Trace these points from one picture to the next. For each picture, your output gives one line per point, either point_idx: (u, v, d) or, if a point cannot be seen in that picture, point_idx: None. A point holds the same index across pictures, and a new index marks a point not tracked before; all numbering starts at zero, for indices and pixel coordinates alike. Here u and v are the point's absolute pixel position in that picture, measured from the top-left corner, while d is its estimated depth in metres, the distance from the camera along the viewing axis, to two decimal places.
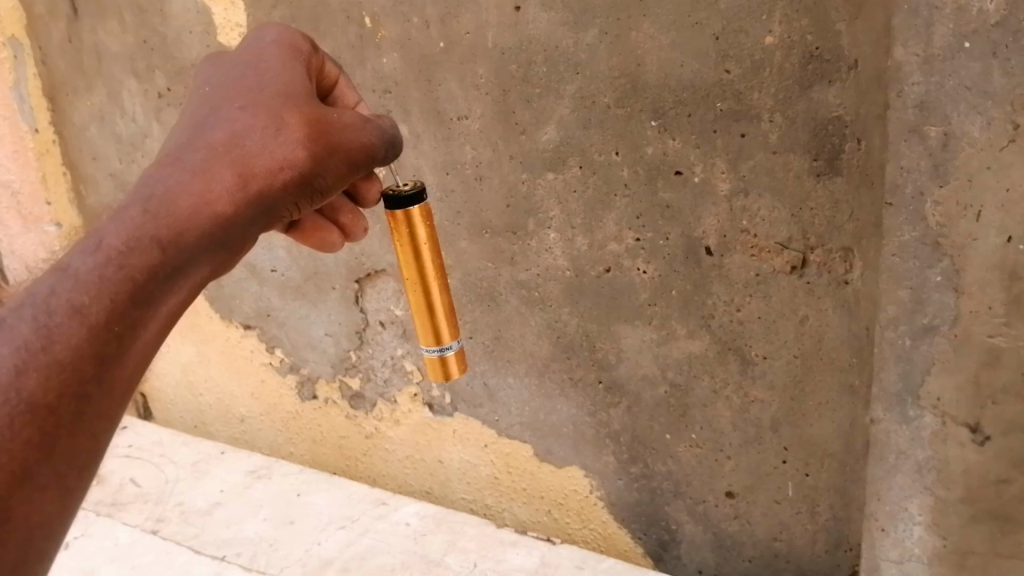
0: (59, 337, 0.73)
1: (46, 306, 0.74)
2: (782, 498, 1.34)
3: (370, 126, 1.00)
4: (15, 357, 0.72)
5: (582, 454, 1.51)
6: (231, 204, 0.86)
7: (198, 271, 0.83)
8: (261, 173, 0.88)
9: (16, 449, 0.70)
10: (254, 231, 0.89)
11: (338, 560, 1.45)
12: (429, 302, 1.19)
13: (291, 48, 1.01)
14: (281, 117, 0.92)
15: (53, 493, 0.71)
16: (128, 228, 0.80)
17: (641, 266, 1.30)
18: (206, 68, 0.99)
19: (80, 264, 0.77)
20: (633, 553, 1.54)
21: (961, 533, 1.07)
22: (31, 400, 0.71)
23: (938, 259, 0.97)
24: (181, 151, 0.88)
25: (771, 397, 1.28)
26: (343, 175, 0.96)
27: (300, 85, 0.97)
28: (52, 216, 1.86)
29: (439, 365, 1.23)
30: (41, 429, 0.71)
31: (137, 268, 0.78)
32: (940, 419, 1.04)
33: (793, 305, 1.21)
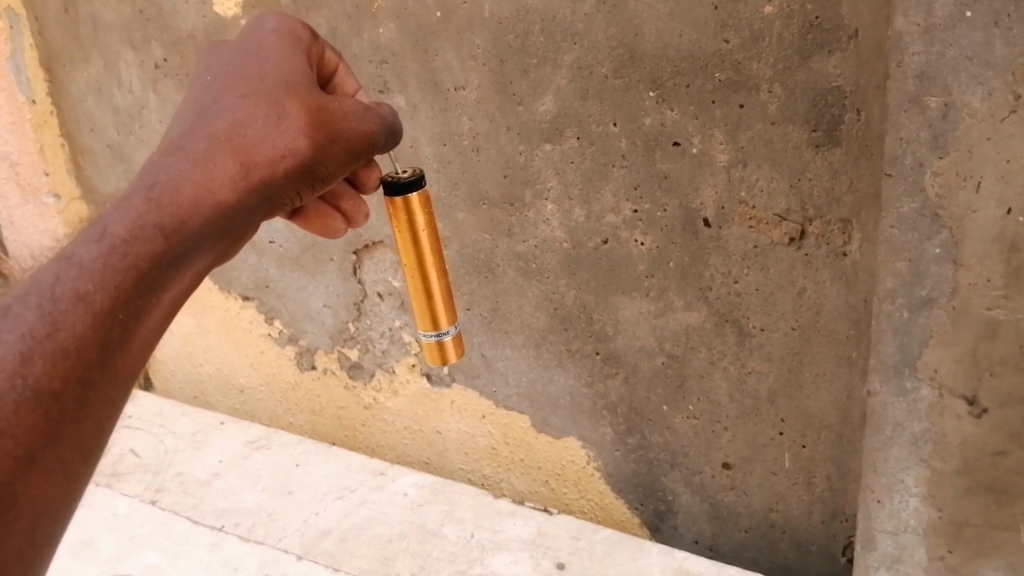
0: (63, 324, 0.72)
1: (51, 294, 0.74)
2: (778, 469, 1.35)
3: (372, 113, 1.00)
4: (20, 344, 0.71)
5: (579, 425, 1.51)
6: (233, 192, 0.85)
7: (200, 259, 0.83)
8: (263, 162, 0.88)
9: (21, 435, 0.69)
10: (256, 219, 0.89)
11: (336, 530, 1.46)
12: (428, 287, 1.18)
13: (292, 36, 1.00)
14: (282, 105, 0.91)
15: (59, 478, 0.70)
16: (131, 217, 0.79)
17: (639, 237, 1.29)
18: (207, 56, 0.99)
19: (85, 252, 0.77)
20: (629, 523, 1.55)
21: (957, 505, 1.08)
22: (36, 386, 0.70)
23: (937, 231, 0.97)
24: (183, 140, 0.87)
25: (768, 369, 1.28)
26: (344, 163, 0.95)
27: (302, 72, 0.96)
28: (50, 188, 1.86)
29: (436, 349, 1.23)
30: (46, 416, 0.70)
31: (141, 255, 0.78)
32: (937, 391, 1.05)
33: (790, 277, 1.21)
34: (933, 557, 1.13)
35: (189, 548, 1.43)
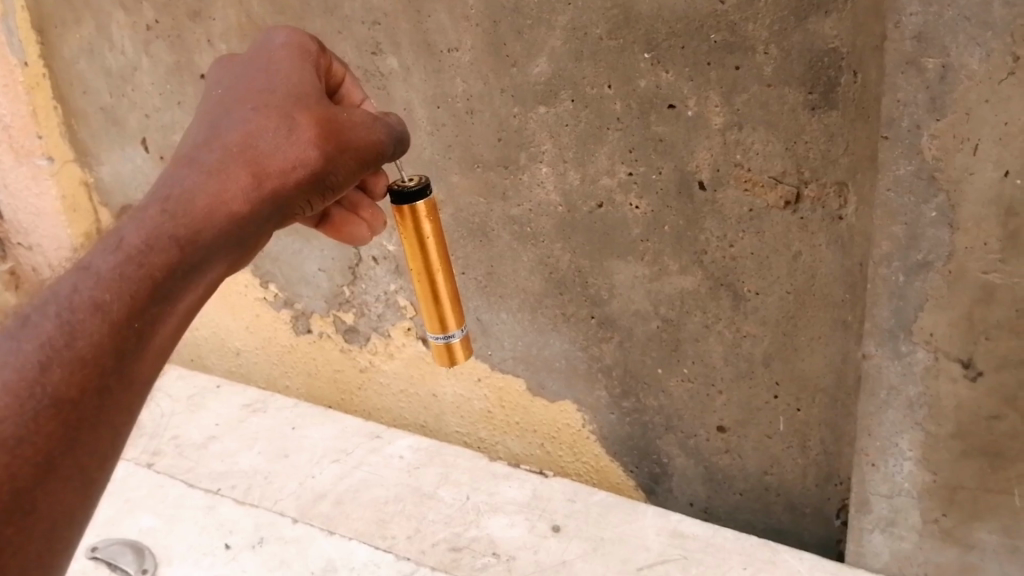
0: (81, 334, 0.74)
1: (69, 304, 0.76)
2: (772, 432, 1.36)
3: (381, 122, 1.00)
4: (39, 353, 0.73)
5: (574, 388, 1.52)
6: (246, 203, 0.87)
7: (213, 269, 0.85)
8: (274, 172, 0.89)
9: (40, 442, 0.70)
10: (268, 228, 0.90)
11: (331, 493, 1.47)
12: (435, 289, 1.20)
13: (301, 48, 1.00)
14: (292, 116, 0.92)
15: (77, 483, 0.72)
16: (147, 228, 0.81)
17: (634, 201, 1.28)
18: (218, 67, 0.99)
19: (102, 262, 0.79)
20: (624, 486, 1.56)
21: (952, 468, 1.10)
22: (55, 394, 0.72)
23: (934, 194, 0.96)
24: (197, 151, 0.89)
25: (762, 332, 1.28)
26: (354, 172, 0.96)
27: (312, 84, 0.97)
28: (43, 150, 1.82)
29: (444, 351, 1.25)
30: (65, 423, 0.72)
31: (156, 266, 0.80)
32: (932, 354, 1.05)
33: (786, 240, 1.20)
34: (928, 520, 1.16)
35: (184, 512, 1.44)
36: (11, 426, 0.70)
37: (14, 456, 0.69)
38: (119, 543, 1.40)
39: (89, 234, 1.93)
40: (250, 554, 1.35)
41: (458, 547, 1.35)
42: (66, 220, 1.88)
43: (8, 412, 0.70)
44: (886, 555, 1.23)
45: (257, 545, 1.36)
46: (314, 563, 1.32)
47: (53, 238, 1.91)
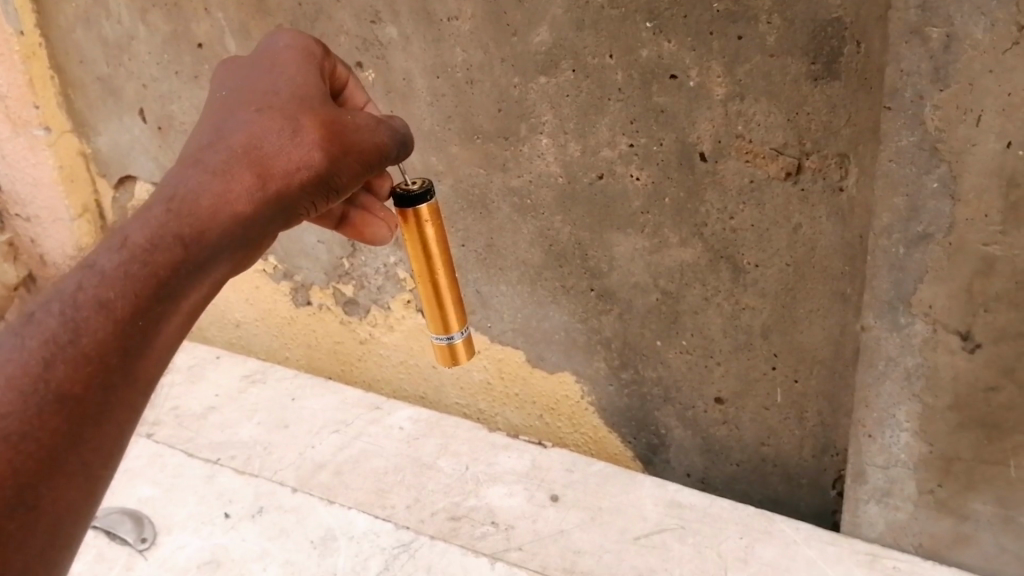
0: (85, 330, 0.75)
1: (73, 301, 0.76)
2: (770, 404, 1.36)
3: (384, 126, 0.98)
4: (43, 350, 0.73)
5: (573, 360, 1.52)
6: (250, 205, 0.85)
7: (217, 269, 0.84)
8: (279, 174, 0.87)
9: (44, 437, 0.71)
10: (273, 231, 0.89)
11: (331, 463, 1.48)
12: (438, 296, 1.22)
13: (305, 52, 1.00)
14: (297, 118, 0.90)
15: (81, 479, 0.73)
16: (151, 226, 0.80)
17: (634, 172, 1.28)
18: (222, 69, 0.99)
19: (106, 261, 0.78)
20: (622, 456, 1.58)
21: (948, 439, 1.11)
22: (59, 390, 0.73)
23: (936, 165, 0.96)
24: (201, 151, 0.87)
25: (761, 304, 1.29)
26: (357, 175, 0.94)
27: (316, 87, 0.96)
28: (41, 120, 1.80)
29: (447, 351, 1.27)
30: (69, 420, 0.73)
31: (160, 265, 0.79)
32: (931, 326, 1.06)
33: (786, 213, 1.20)
34: (923, 491, 1.17)
35: (183, 480, 1.45)
36: (14, 421, 0.71)
37: (17, 451, 0.70)
38: (118, 511, 1.40)
39: (87, 205, 1.92)
40: (249, 523, 1.36)
41: (458, 516, 1.36)
42: (63, 190, 1.87)
43: (11, 407, 0.71)
44: (882, 526, 1.24)
45: (257, 514, 1.37)
46: (314, 531, 1.33)
47: (51, 209, 1.91)
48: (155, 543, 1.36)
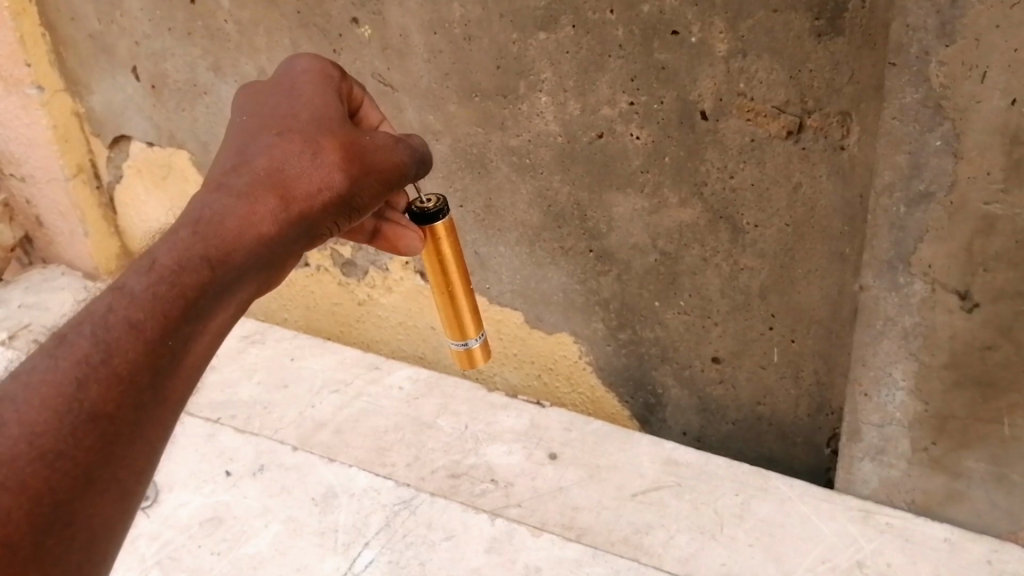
0: (117, 350, 0.72)
1: (104, 322, 0.73)
2: (767, 363, 1.37)
3: (402, 145, 0.97)
4: (75, 370, 0.70)
5: (571, 321, 1.53)
6: (274, 226, 0.84)
7: (243, 290, 0.82)
8: (302, 196, 0.87)
9: (80, 455, 0.69)
10: (296, 251, 0.87)
11: (331, 423, 1.48)
12: (455, 307, 1.25)
13: (323, 74, 0.98)
14: (317, 141, 0.90)
15: (113, 496, 0.70)
16: (178, 248, 0.78)
17: (634, 131, 1.27)
18: (240, 95, 0.97)
19: (135, 282, 0.75)
20: (620, 416, 1.59)
21: (943, 398, 1.12)
22: (92, 409, 0.70)
23: (939, 123, 0.95)
24: (225, 175, 0.86)
25: (760, 265, 1.28)
26: (377, 195, 0.94)
27: (334, 109, 0.95)
28: (32, 80, 1.76)
29: (464, 355, 1.30)
30: (102, 439, 0.70)
31: (189, 286, 0.77)
32: (929, 286, 1.06)
33: (786, 172, 1.19)
34: (917, 449, 1.19)
35: (184, 438, 1.46)
36: (48, 440, 0.68)
37: (52, 468, 0.68)
38: None
39: (81, 164, 1.89)
40: (250, 481, 1.37)
41: (457, 474, 1.37)
42: (58, 150, 1.83)
43: (45, 427, 0.68)
44: (875, 483, 1.25)
45: (257, 472, 1.38)
46: (314, 489, 1.34)
47: (45, 169, 1.87)
48: (156, 501, 1.37)
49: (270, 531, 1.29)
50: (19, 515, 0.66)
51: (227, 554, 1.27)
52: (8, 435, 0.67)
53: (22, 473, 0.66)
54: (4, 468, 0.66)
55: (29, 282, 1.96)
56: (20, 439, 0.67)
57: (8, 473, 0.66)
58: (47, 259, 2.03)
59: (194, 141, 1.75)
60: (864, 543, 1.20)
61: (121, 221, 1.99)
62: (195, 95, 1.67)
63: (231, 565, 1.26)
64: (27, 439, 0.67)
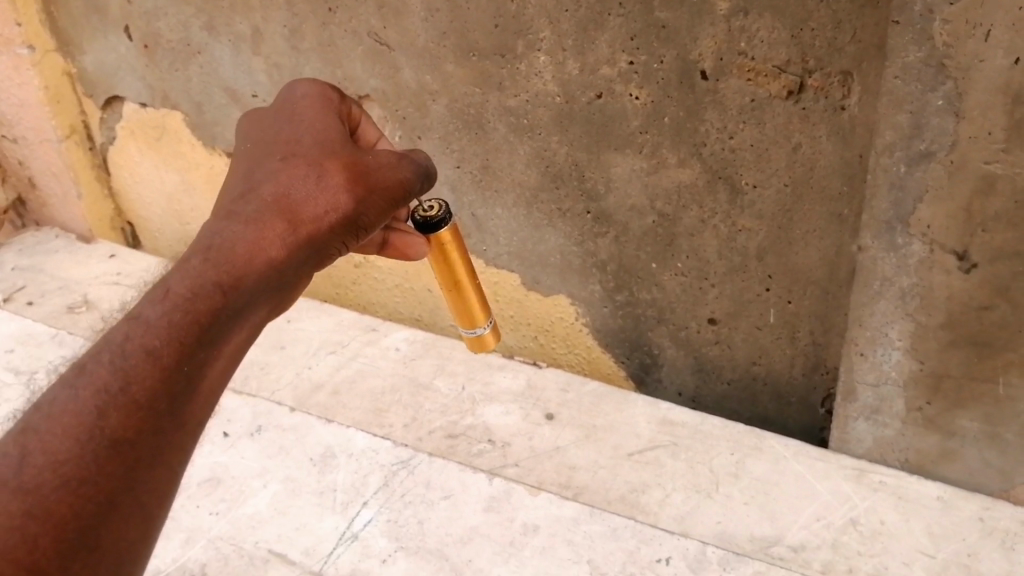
0: (135, 378, 0.77)
1: (121, 351, 0.78)
2: (763, 324, 1.38)
3: (406, 161, 1.00)
4: (95, 399, 0.76)
5: (569, 282, 1.53)
6: (283, 249, 0.89)
7: (256, 313, 0.87)
8: (309, 219, 0.91)
9: (102, 481, 0.74)
10: (307, 273, 0.92)
11: (328, 383, 1.49)
12: (465, 299, 1.26)
13: (323, 98, 1.03)
14: (321, 164, 0.94)
15: (136, 520, 0.76)
16: (191, 276, 0.83)
17: (634, 91, 1.26)
18: (246, 124, 1.02)
19: (150, 311, 0.81)
20: (615, 376, 1.60)
21: (939, 357, 1.13)
22: (112, 436, 0.75)
23: (942, 82, 0.96)
24: (234, 203, 0.91)
25: (758, 226, 1.28)
26: (384, 212, 0.96)
27: (336, 132, 0.99)
28: (23, 39, 1.74)
29: (476, 342, 1.31)
30: (124, 464, 0.75)
31: (202, 312, 0.82)
32: (928, 247, 1.06)
33: (786, 132, 1.19)
34: (912, 408, 1.20)
35: None
36: (71, 468, 0.74)
37: (76, 495, 0.73)
38: None
39: (74, 125, 1.87)
40: (248, 442, 1.38)
41: (455, 435, 1.38)
42: (50, 111, 1.81)
43: (68, 455, 0.74)
44: (869, 442, 1.27)
45: (255, 433, 1.39)
46: (313, 450, 1.35)
47: (37, 130, 1.85)
48: None
49: (269, 491, 1.30)
50: (46, 542, 0.71)
51: (226, 513, 1.28)
52: (34, 464, 0.73)
53: (48, 500, 0.72)
54: (30, 496, 0.72)
55: (23, 244, 1.96)
56: (45, 468, 0.73)
57: (34, 500, 0.72)
58: (40, 221, 2.02)
59: (189, 101, 1.73)
60: (857, 501, 1.22)
61: (114, 183, 1.98)
62: (189, 55, 1.65)
63: (230, 524, 1.27)
64: (51, 468, 0.73)
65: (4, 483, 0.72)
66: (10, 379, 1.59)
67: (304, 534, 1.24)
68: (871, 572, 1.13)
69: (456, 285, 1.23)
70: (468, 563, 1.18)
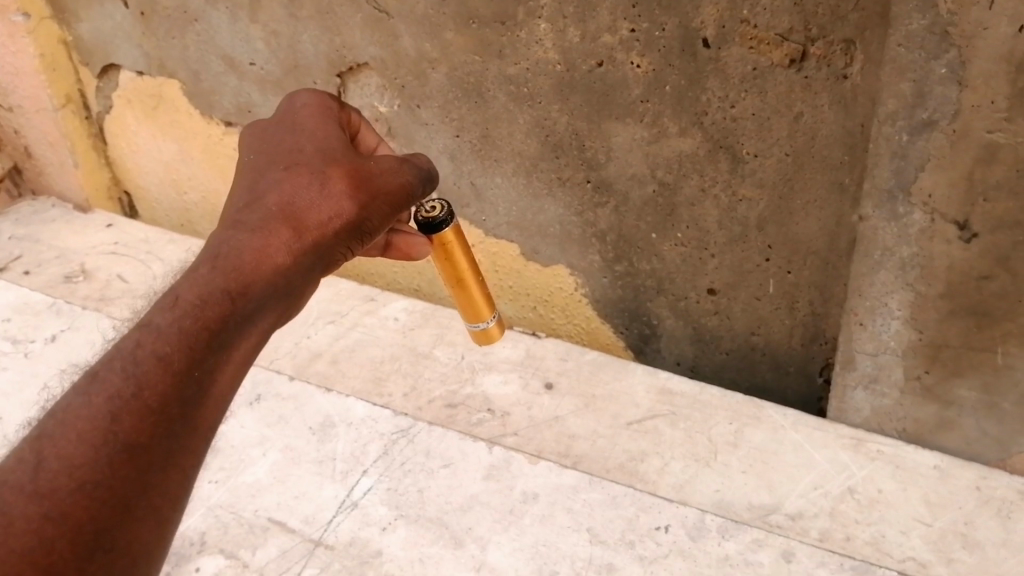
0: (146, 384, 0.81)
1: (133, 357, 0.82)
2: (762, 295, 1.38)
3: (408, 165, 1.05)
4: (109, 405, 0.79)
5: (568, 253, 1.53)
6: (289, 255, 0.93)
7: (265, 318, 0.91)
8: (314, 225, 0.95)
9: (116, 485, 0.77)
10: (314, 278, 0.96)
11: (328, 352, 1.49)
12: (472, 298, 1.31)
13: (322, 107, 1.07)
14: (324, 173, 0.98)
15: (151, 523, 0.79)
16: (200, 284, 0.88)
17: (635, 60, 1.25)
18: (248, 136, 1.06)
19: (161, 318, 0.85)
20: (614, 346, 1.61)
21: (938, 327, 1.14)
22: (126, 440, 0.78)
23: (945, 50, 0.95)
24: (241, 212, 0.96)
25: (759, 196, 1.28)
26: (387, 217, 1.01)
27: (337, 140, 1.03)
28: (18, 5, 1.72)
29: (481, 333, 1.38)
30: (137, 468, 0.78)
31: (211, 317, 0.86)
32: (929, 216, 1.06)
33: (788, 101, 1.18)
34: (910, 377, 1.21)
35: None
36: (86, 472, 0.76)
37: (91, 498, 0.76)
38: None
39: (70, 94, 1.86)
40: (248, 411, 1.39)
41: (454, 404, 1.38)
42: (46, 79, 1.80)
43: (83, 459, 0.77)
44: (867, 411, 1.28)
45: (254, 402, 1.40)
46: (313, 418, 1.36)
47: (32, 99, 1.83)
48: None
49: (268, 459, 1.31)
50: (63, 544, 0.74)
51: (227, 482, 1.29)
52: (50, 468, 0.76)
53: (64, 503, 0.75)
54: (46, 500, 0.75)
55: (19, 215, 1.95)
56: (61, 472, 0.76)
57: (51, 504, 0.74)
58: (37, 191, 2.02)
59: (185, 70, 1.72)
60: (854, 469, 1.23)
61: (111, 153, 1.96)
62: (186, 22, 1.64)
63: (230, 492, 1.28)
64: (66, 472, 0.76)
65: (20, 487, 0.75)
66: (8, 348, 1.60)
67: (305, 501, 1.25)
68: (868, 541, 1.15)
69: (465, 287, 1.28)
70: (469, 530, 1.19)
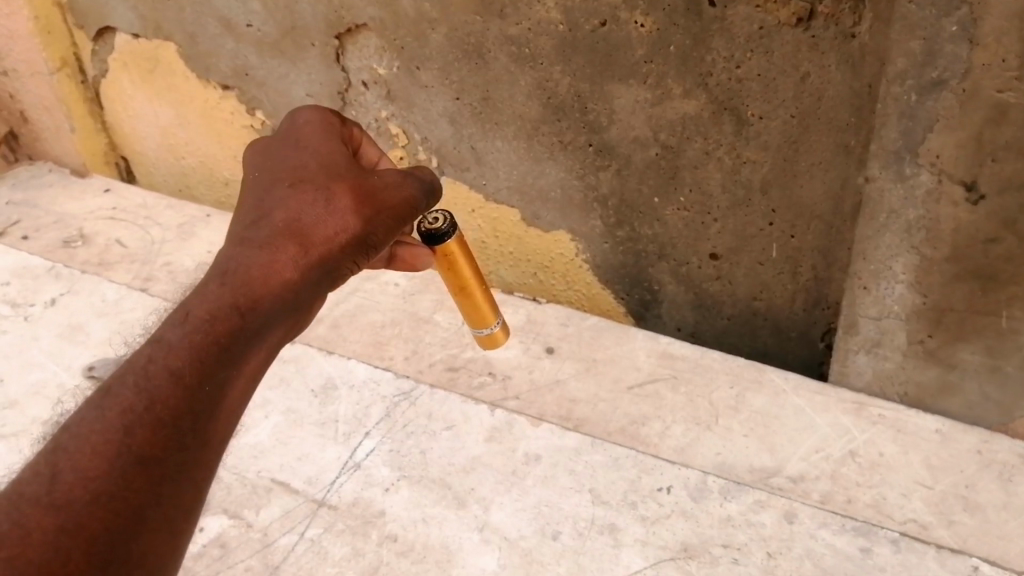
0: (158, 397, 0.83)
1: (145, 373, 0.84)
2: (765, 259, 1.37)
3: (410, 179, 1.06)
4: (122, 418, 0.81)
5: (569, 218, 1.51)
6: (296, 271, 0.95)
7: (273, 333, 0.93)
8: (319, 241, 0.98)
9: (130, 496, 0.78)
10: (321, 293, 0.99)
11: (328, 317, 1.48)
12: (473, 297, 1.31)
13: (325, 121, 1.08)
14: (329, 188, 1.00)
15: (165, 534, 0.79)
16: (210, 301, 0.90)
17: (639, 19, 1.23)
18: (252, 150, 1.08)
19: (172, 334, 0.87)
20: (615, 312, 1.60)
21: (942, 291, 1.13)
22: (139, 452, 0.80)
23: (956, 7, 0.93)
24: (248, 229, 0.98)
25: (762, 158, 1.27)
26: (392, 230, 1.03)
27: (340, 154, 1.05)
28: None
29: (487, 338, 1.37)
30: (150, 480, 0.79)
31: (221, 332, 0.89)
32: (936, 178, 1.05)
33: (795, 61, 1.16)
34: (913, 341, 1.21)
35: None
36: (101, 484, 0.77)
37: (107, 509, 0.76)
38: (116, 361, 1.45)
39: (65, 58, 1.83)
40: None
41: (455, 368, 1.37)
42: (41, 42, 1.77)
43: (97, 471, 0.78)
44: (869, 375, 1.28)
45: None
46: (315, 381, 1.36)
47: (27, 62, 1.81)
48: None
49: (270, 422, 1.31)
50: (79, 555, 0.73)
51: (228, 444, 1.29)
52: (65, 481, 0.77)
53: (79, 515, 0.75)
54: (62, 512, 0.75)
55: (16, 179, 1.94)
56: (76, 484, 0.77)
57: (67, 516, 0.75)
58: (34, 156, 2.00)
59: (181, 31, 1.69)
60: (856, 433, 1.23)
61: (107, 118, 1.94)
62: None
63: (231, 454, 1.28)
64: (81, 484, 0.77)
65: (37, 499, 0.75)
66: (7, 312, 1.59)
67: (307, 463, 1.25)
68: (869, 503, 1.15)
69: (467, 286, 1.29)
70: (471, 491, 1.19)
